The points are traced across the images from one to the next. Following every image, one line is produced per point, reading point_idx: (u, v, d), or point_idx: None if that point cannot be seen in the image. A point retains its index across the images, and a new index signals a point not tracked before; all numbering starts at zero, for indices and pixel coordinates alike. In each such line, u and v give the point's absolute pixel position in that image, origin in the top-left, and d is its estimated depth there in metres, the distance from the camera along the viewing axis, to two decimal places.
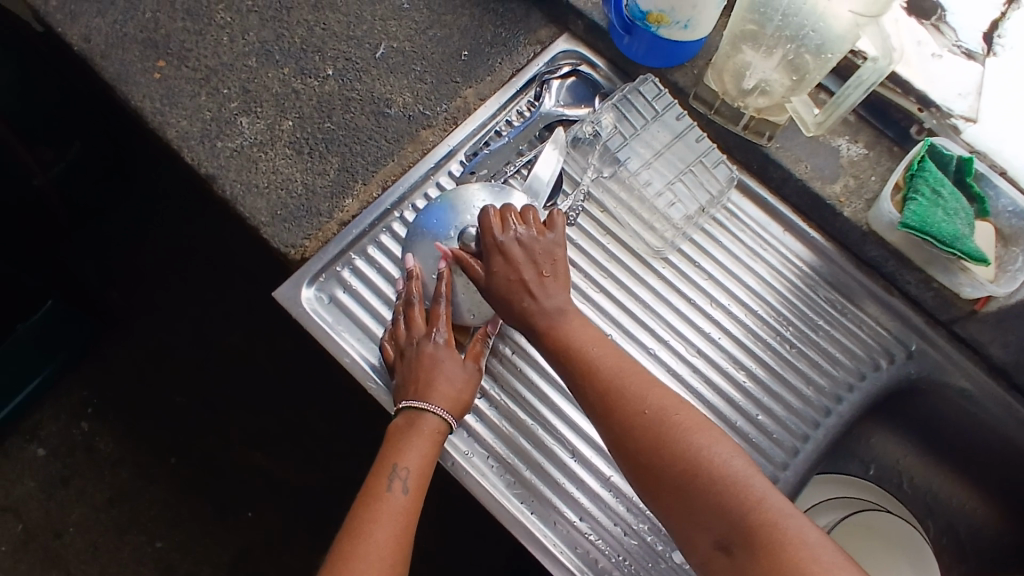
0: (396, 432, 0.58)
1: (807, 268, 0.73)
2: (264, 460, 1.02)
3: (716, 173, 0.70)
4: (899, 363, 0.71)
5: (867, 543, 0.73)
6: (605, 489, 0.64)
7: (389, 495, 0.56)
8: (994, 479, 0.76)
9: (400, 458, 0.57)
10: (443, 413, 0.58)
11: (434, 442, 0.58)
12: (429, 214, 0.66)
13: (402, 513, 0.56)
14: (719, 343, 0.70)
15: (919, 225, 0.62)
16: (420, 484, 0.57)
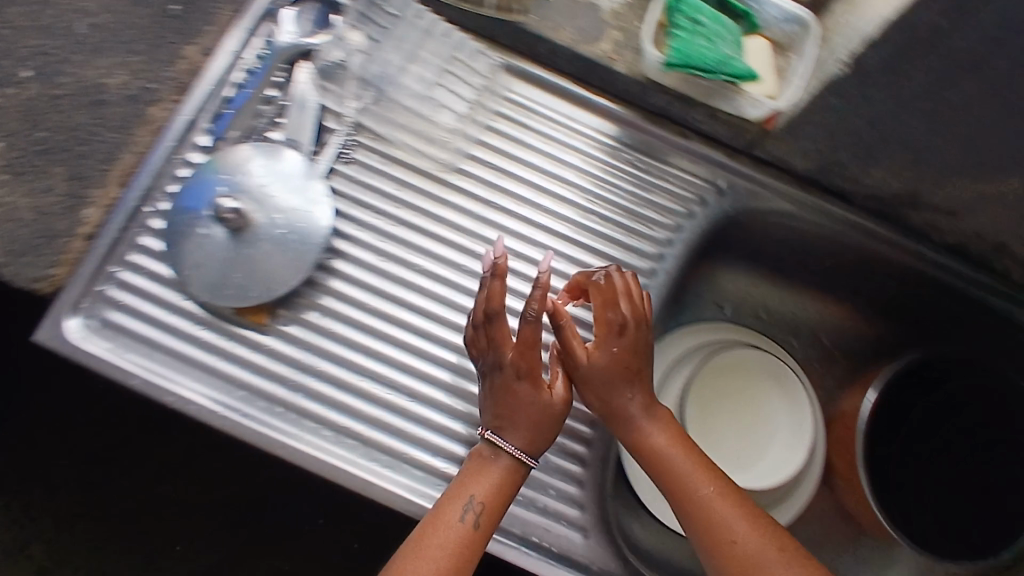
0: (477, 466, 0.56)
1: (603, 137, 0.69)
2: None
3: (476, 63, 0.68)
4: (712, 204, 0.70)
5: (729, 384, 0.75)
6: (456, 421, 0.62)
7: (453, 515, 0.54)
8: (838, 286, 0.78)
9: (478, 490, 0.55)
10: (525, 463, 0.56)
11: (508, 486, 0.56)
12: (201, 185, 0.61)
13: (463, 542, 0.53)
14: (535, 239, 0.67)
15: (681, 61, 0.59)
16: (485, 521, 0.54)
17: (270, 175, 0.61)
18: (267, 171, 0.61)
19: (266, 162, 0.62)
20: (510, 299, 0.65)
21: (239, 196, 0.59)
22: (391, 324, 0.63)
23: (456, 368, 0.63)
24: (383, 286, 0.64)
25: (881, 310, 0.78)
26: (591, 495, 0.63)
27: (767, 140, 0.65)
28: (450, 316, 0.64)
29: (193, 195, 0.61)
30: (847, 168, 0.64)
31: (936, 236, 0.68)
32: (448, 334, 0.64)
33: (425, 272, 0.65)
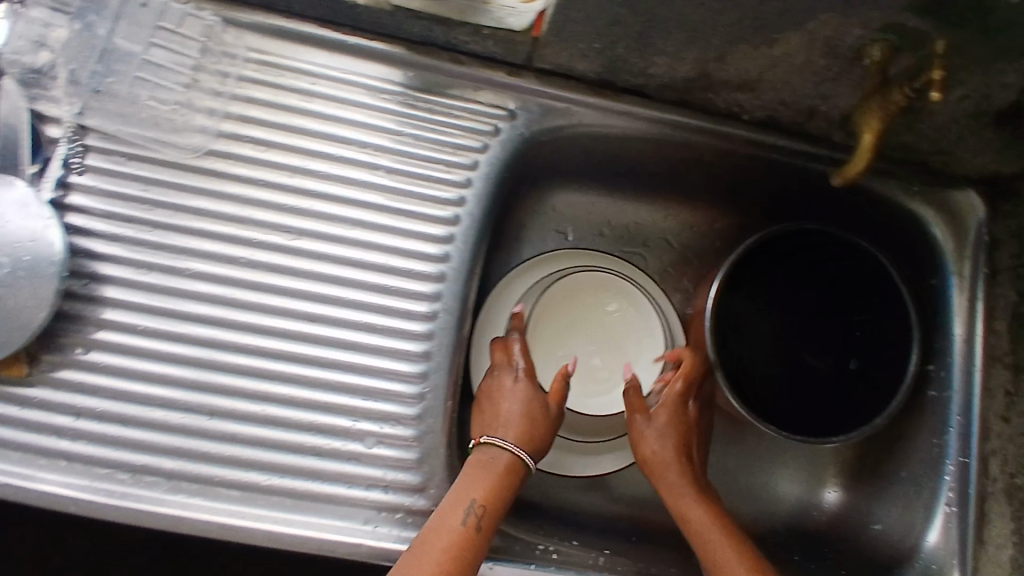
0: (475, 465, 0.58)
1: (372, 81, 0.61)
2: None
3: (185, 27, 0.60)
4: (507, 129, 0.63)
5: (569, 311, 0.74)
6: (265, 427, 0.57)
7: (453, 515, 0.54)
8: (672, 186, 0.75)
9: (479, 494, 0.56)
10: (523, 457, 0.60)
11: (502, 490, 0.58)
12: None
13: (463, 539, 0.53)
14: (317, 212, 0.60)
15: None
16: (488, 521, 0.55)
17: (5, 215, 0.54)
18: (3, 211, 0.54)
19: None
20: (302, 282, 0.59)
21: None
22: (174, 342, 0.58)
23: (254, 372, 0.58)
24: (157, 301, 0.58)
25: (719, 200, 0.76)
26: (435, 468, 0.59)
27: (541, 50, 0.59)
28: (238, 316, 0.58)
29: None
30: (631, 63, 0.59)
31: (745, 114, 0.64)
32: (235, 336, 0.58)
33: (198, 274, 0.58)
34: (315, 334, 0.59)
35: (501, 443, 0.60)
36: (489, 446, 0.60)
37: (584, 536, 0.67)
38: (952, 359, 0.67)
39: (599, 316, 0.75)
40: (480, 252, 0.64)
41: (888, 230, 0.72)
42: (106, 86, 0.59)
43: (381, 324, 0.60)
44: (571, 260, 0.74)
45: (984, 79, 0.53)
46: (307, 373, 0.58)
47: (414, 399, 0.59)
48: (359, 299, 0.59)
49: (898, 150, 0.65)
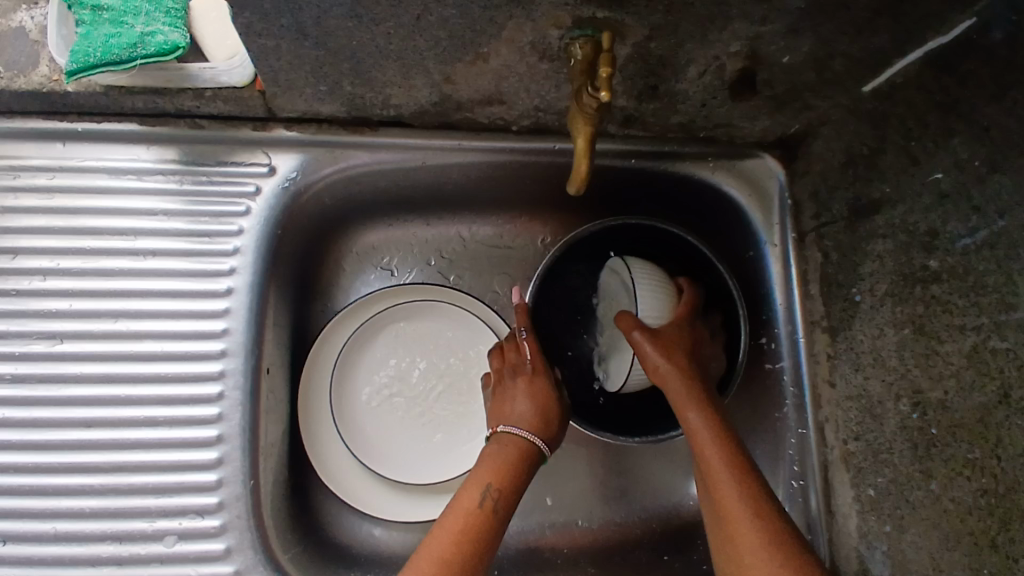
0: (492, 449, 0.57)
1: (115, 164, 0.59)
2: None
3: None
4: (269, 186, 0.61)
5: (389, 353, 0.71)
6: (59, 545, 0.55)
7: (462, 497, 0.53)
8: (481, 205, 0.72)
9: (493, 477, 0.54)
10: (536, 441, 0.58)
11: (514, 471, 0.55)
12: None
13: (475, 516, 0.51)
14: (79, 310, 0.58)
15: (80, 64, 0.51)
16: (502, 502, 0.53)
17: None
18: None
19: None
20: (78, 387, 0.57)
21: None
22: None
23: (40, 490, 0.55)
24: None
25: (540, 207, 0.72)
26: (249, 553, 0.56)
27: (275, 103, 0.57)
28: (19, 436, 0.56)
29: None
30: (369, 98, 0.57)
31: (514, 125, 0.61)
32: (14, 457, 0.56)
33: None
34: (99, 438, 0.56)
35: (517, 430, 0.58)
36: (508, 437, 0.58)
37: None
38: (778, 329, 0.65)
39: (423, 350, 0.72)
40: (268, 317, 0.62)
41: (695, 213, 0.69)
42: None
43: (165, 416, 0.57)
44: (386, 298, 0.71)
45: (709, 53, 0.50)
46: (95, 480, 0.56)
47: (215, 485, 0.57)
48: (140, 393, 0.57)
49: (679, 133, 0.63)
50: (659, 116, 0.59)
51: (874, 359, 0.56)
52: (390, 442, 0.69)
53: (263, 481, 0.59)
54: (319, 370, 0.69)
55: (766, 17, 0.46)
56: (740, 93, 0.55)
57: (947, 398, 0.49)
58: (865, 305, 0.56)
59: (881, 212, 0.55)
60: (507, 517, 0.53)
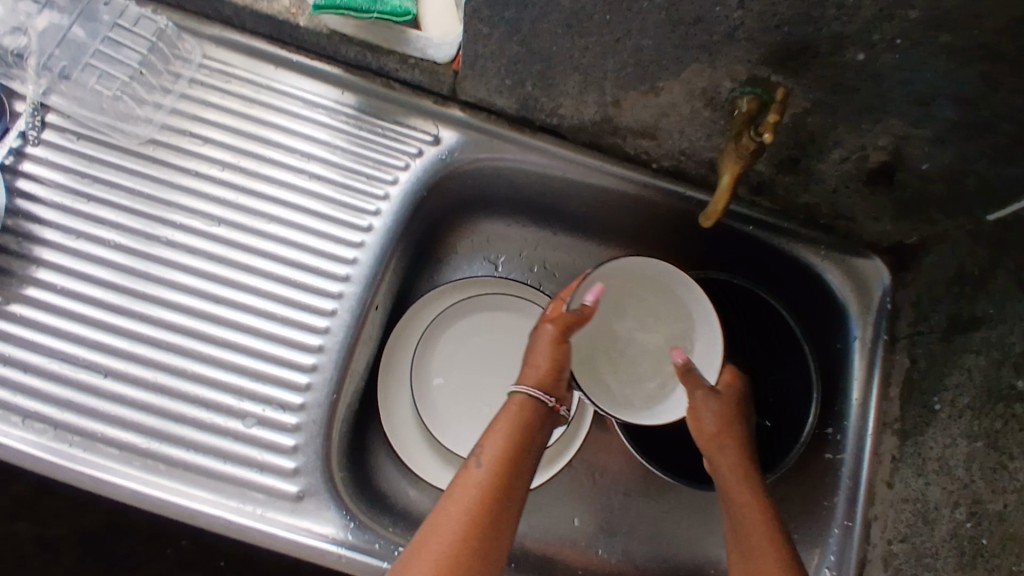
0: (502, 416, 0.58)
1: (310, 96, 0.68)
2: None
3: (140, 28, 0.66)
4: (430, 152, 0.69)
5: (474, 334, 0.76)
6: (153, 394, 0.60)
7: (469, 470, 0.54)
8: (597, 231, 0.78)
9: (484, 441, 0.56)
10: (531, 392, 0.59)
11: (514, 439, 0.56)
12: None
13: (476, 480, 0.53)
14: (241, 205, 0.65)
15: (328, 3, 0.59)
16: (508, 463, 0.55)
17: None
18: None
19: None
20: (219, 267, 0.64)
21: None
22: (87, 304, 0.61)
23: (155, 342, 0.61)
24: (79, 264, 0.62)
25: (649, 247, 0.78)
26: (311, 456, 0.60)
27: (462, 84, 0.65)
28: (152, 290, 0.62)
29: None
30: (540, 102, 0.64)
31: (654, 162, 0.67)
32: (145, 307, 0.62)
33: (122, 246, 0.63)
34: (220, 314, 0.62)
35: (520, 387, 0.59)
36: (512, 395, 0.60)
37: None
38: (847, 422, 0.68)
39: (506, 339, 0.76)
40: (390, 263, 0.69)
41: (796, 291, 0.73)
42: (66, 70, 0.64)
43: (282, 314, 0.63)
44: (489, 285, 0.77)
45: (858, 141, 0.56)
46: (204, 349, 0.61)
47: (304, 387, 0.62)
48: (267, 289, 0.64)
49: (801, 213, 0.67)
50: (790, 190, 0.64)
51: (939, 467, 0.58)
52: (452, 413, 0.74)
53: (341, 400, 0.64)
54: (410, 330, 0.75)
55: (920, 121, 0.51)
56: (875, 188, 0.60)
57: (1006, 510, 0.51)
58: (943, 415, 0.59)
59: (979, 329, 0.58)
60: (519, 481, 0.55)
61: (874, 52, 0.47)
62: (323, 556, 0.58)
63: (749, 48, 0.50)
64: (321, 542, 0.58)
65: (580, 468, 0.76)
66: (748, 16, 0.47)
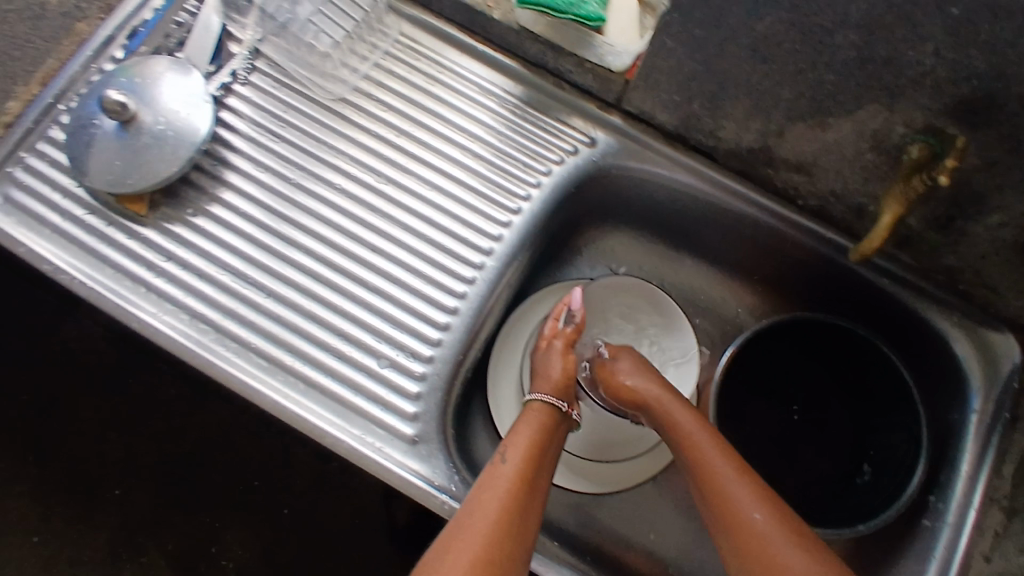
0: (520, 422, 0.63)
1: (486, 84, 0.74)
2: (124, 407, 1.05)
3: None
4: (586, 152, 0.73)
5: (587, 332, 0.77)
6: (305, 321, 0.65)
7: (496, 464, 0.58)
8: (724, 259, 0.80)
9: (506, 440, 0.61)
10: (546, 399, 0.66)
11: (537, 439, 0.61)
12: (134, 88, 0.66)
13: (506, 473, 0.57)
14: (409, 168, 0.71)
15: None
16: (531, 461, 0.59)
17: (184, 117, 0.67)
18: (190, 102, 0.67)
19: (195, 96, 0.68)
20: (380, 220, 0.69)
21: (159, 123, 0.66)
22: (261, 230, 0.68)
23: (314, 274, 0.67)
24: (261, 194, 0.69)
25: (773, 283, 0.79)
26: (431, 406, 0.65)
27: (630, 93, 0.69)
28: (318, 228, 0.68)
29: (121, 87, 0.66)
30: (703, 121, 0.67)
31: (800, 199, 0.69)
32: (311, 242, 0.68)
33: (301, 186, 0.69)
34: (373, 262, 0.68)
35: (536, 395, 0.66)
36: (529, 402, 0.66)
37: (555, 538, 0.69)
38: (952, 492, 0.66)
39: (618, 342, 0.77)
40: (528, 247, 0.73)
41: (920, 356, 0.73)
42: (289, 24, 0.71)
43: (427, 273, 0.68)
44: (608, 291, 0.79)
45: (1020, 208, 0.56)
46: (354, 290, 0.67)
47: (434, 342, 0.67)
48: (418, 249, 0.69)
49: (942, 276, 0.68)
50: (935, 249, 0.65)
51: None
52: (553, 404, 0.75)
53: (464, 362, 0.69)
54: (526, 317, 0.78)
55: None
56: None
57: None
58: None
59: None
60: (539, 480, 0.59)
61: None
62: (426, 499, 0.62)
63: (931, 95, 0.51)
64: (427, 485, 0.62)
65: (664, 484, 0.77)
66: (942, 65, 0.49)
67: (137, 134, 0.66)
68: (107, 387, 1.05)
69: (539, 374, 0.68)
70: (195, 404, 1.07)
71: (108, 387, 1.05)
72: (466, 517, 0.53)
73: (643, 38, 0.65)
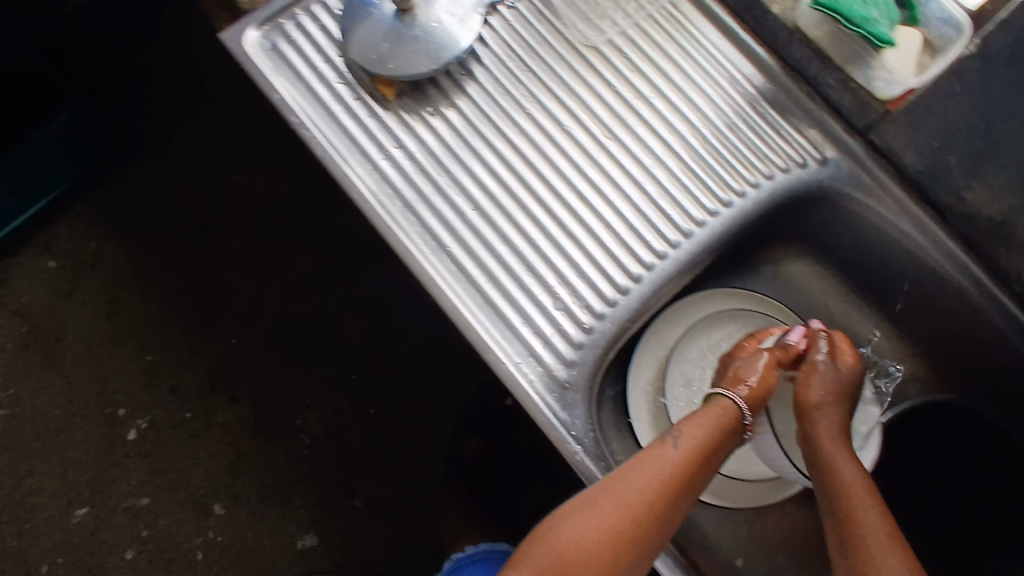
0: (699, 416, 0.61)
1: (736, 73, 0.73)
2: (294, 273, 1.25)
3: None
4: (813, 170, 0.71)
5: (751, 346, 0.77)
6: (502, 243, 0.68)
7: (665, 445, 0.57)
8: (906, 321, 0.77)
9: (682, 425, 0.59)
10: (736, 400, 0.63)
11: (712, 439, 0.59)
12: None
13: (672, 462, 0.56)
14: (636, 132, 0.72)
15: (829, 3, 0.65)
16: (700, 455, 0.58)
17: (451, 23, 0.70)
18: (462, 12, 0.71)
19: (467, 8, 0.71)
20: (593, 171, 0.71)
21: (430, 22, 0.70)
22: (482, 145, 0.71)
23: (520, 202, 0.69)
24: (495, 114, 0.72)
25: (949, 366, 0.75)
26: (588, 360, 0.67)
27: (883, 125, 0.68)
28: (533, 158, 0.71)
29: None
30: (951, 175, 0.65)
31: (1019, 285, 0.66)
32: (527, 173, 0.70)
33: (533, 118, 0.72)
34: (576, 208, 0.70)
35: (725, 394, 0.64)
36: (715, 395, 0.64)
37: None
38: None
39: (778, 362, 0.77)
40: (722, 244, 0.72)
41: None
42: None
43: (623, 237, 0.69)
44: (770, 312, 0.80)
45: None
46: (553, 229, 0.69)
47: (609, 302, 0.68)
48: (622, 211, 0.70)
49: None
50: None
51: None
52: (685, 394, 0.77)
53: (628, 330, 0.70)
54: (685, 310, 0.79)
55: None
56: None
57: None
58: None
59: None
60: (701, 477, 0.57)
61: None
62: (559, 442, 0.64)
63: None
64: (563, 431, 0.64)
65: (767, 518, 0.76)
66: None
67: (406, 27, 0.70)
68: (292, 252, 1.25)
69: (735, 377, 0.66)
70: (347, 290, 1.24)
71: (292, 252, 1.25)
72: (620, 484, 0.54)
73: (927, 76, 0.66)
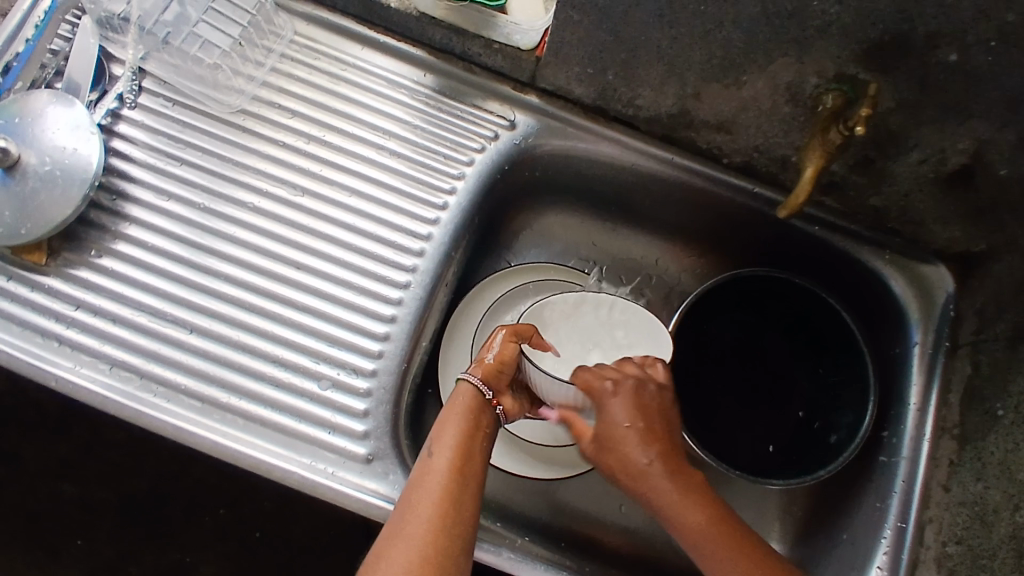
0: (447, 410, 0.56)
1: (392, 77, 0.71)
2: None
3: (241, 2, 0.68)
4: (507, 137, 0.71)
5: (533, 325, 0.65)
6: (237, 352, 0.62)
7: (426, 461, 0.53)
8: (660, 224, 0.79)
9: (434, 431, 0.55)
10: (474, 379, 0.58)
11: (471, 427, 0.55)
12: (14, 130, 0.62)
13: (437, 471, 0.52)
14: (323, 176, 0.68)
15: None
16: (463, 449, 0.53)
17: (71, 153, 0.62)
18: (79, 133, 0.62)
19: (84, 127, 0.63)
20: (297, 233, 0.66)
21: (42, 163, 0.61)
22: (169, 262, 0.64)
23: (237, 302, 0.63)
24: (169, 225, 0.64)
25: (712, 245, 0.79)
26: (380, 421, 0.63)
27: (542, 70, 0.67)
28: (231, 251, 0.65)
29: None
30: (621, 93, 0.66)
31: (725, 158, 0.69)
32: (232, 269, 0.64)
33: (213, 211, 0.65)
34: (297, 279, 0.65)
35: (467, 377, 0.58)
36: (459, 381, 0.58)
37: (531, 534, 0.69)
38: (903, 425, 0.69)
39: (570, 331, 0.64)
40: (461, 243, 0.71)
41: (869, 300, 0.73)
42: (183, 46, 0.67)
43: (360, 284, 0.66)
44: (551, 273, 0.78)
45: (938, 144, 0.56)
46: (285, 312, 0.64)
47: (376, 354, 0.65)
48: (344, 260, 0.66)
49: (873, 218, 0.69)
50: (859, 191, 0.66)
51: (1001, 469, 0.59)
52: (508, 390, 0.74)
53: (410, 369, 0.66)
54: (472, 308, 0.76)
55: (1005, 124, 0.51)
56: (951, 191, 0.60)
57: None
58: (1006, 419, 0.60)
59: None
60: (477, 464, 0.53)
61: (966, 51, 0.47)
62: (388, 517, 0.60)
63: (841, 43, 0.51)
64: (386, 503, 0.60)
65: None
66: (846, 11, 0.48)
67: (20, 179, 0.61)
68: None
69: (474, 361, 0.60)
70: None
71: None
72: (398, 528, 0.49)
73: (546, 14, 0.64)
